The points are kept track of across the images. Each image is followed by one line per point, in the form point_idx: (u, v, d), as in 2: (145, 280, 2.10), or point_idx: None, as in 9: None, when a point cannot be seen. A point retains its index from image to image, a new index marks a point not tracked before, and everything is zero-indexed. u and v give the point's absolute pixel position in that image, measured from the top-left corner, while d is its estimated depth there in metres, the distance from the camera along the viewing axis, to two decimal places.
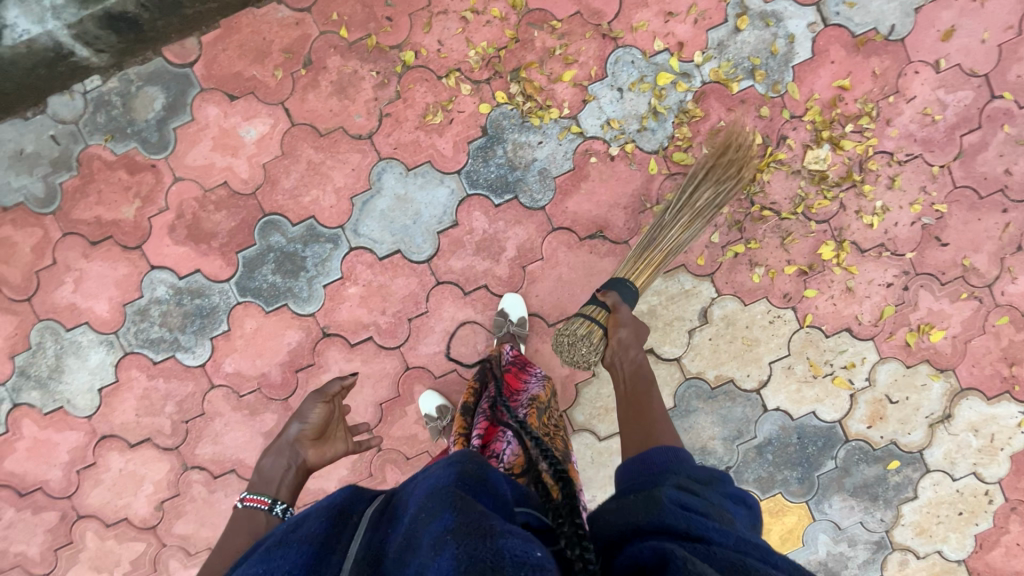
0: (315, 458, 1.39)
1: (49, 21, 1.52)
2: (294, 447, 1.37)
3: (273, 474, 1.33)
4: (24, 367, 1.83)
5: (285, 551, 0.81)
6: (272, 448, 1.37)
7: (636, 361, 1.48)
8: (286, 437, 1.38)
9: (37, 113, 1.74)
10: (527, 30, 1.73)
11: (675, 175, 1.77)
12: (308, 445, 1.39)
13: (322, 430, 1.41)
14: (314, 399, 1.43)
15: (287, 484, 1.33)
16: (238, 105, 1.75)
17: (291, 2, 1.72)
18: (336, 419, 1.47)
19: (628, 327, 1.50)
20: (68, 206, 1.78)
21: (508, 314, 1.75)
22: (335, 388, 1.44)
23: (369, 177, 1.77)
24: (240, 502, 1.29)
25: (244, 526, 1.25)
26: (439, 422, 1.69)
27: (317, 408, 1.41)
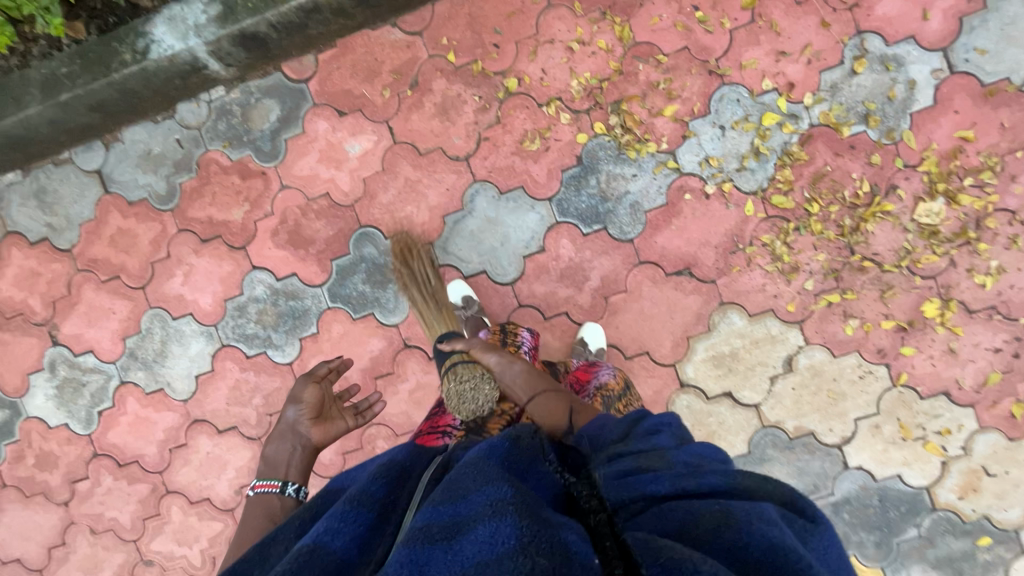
0: (320, 436, 1.51)
1: (191, 39, 1.61)
2: (296, 429, 1.51)
3: (279, 458, 1.45)
4: (133, 349, 1.98)
5: (343, 509, 0.88)
6: (274, 435, 1.50)
7: (516, 374, 1.36)
8: (285, 423, 1.51)
9: (166, 117, 1.89)
10: (631, 63, 1.73)
11: (772, 219, 1.72)
12: (309, 426, 1.51)
13: (319, 409, 1.55)
14: (306, 381, 1.59)
15: (295, 465, 1.45)
16: (346, 121, 1.83)
17: (404, 25, 1.78)
18: (333, 404, 1.60)
19: (492, 350, 1.45)
20: (185, 205, 1.92)
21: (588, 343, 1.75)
22: (321, 371, 1.63)
23: (462, 198, 1.82)
24: (252, 489, 1.40)
25: (259, 511, 1.35)
26: (465, 311, 1.77)
27: (309, 389, 1.56)
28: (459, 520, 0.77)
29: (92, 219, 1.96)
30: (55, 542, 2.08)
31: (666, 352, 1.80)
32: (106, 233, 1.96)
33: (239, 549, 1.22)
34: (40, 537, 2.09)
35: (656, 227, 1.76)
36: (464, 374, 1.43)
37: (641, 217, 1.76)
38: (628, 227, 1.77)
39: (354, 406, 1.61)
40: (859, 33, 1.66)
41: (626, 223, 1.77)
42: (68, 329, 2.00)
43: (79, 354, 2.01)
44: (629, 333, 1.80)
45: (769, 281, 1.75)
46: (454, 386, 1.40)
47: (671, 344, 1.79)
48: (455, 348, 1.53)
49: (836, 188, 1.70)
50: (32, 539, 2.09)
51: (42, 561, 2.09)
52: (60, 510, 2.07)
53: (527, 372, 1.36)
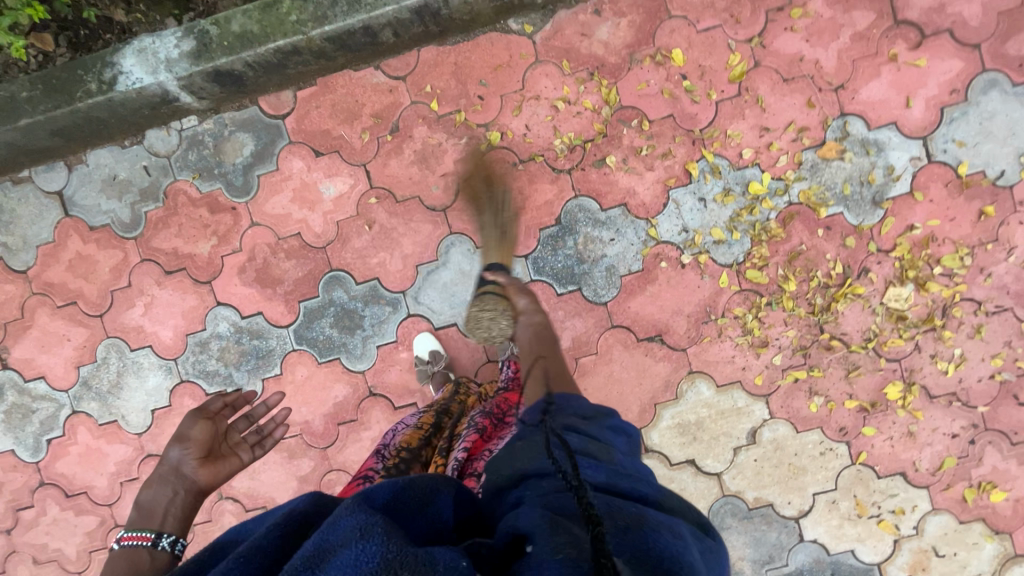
0: (206, 478, 1.27)
1: (161, 73, 1.54)
2: (180, 471, 1.25)
3: (157, 504, 1.20)
4: (87, 378, 1.92)
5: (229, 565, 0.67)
6: (152, 477, 1.23)
7: (534, 323, 1.39)
8: (167, 464, 1.24)
9: (134, 143, 1.82)
10: (616, 126, 1.70)
11: (745, 292, 1.73)
12: (195, 467, 1.26)
13: (209, 447, 1.30)
14: (195, 417, 1.32)
15: (175, 513, 1.20)
16: (322, 161, 1.78)
17: (388, 69, 1.73)
18: (234, 438, 1.38)
19: (525, 294, 1.46)
20: (150, 234, 1.85)
21: None
22: (215, 407, 1.38)
23: (437, 249, 1.79)
24: (115, 542, 1.11)
25: (121, 566, 1.07)
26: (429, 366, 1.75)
27: (199, 425, 1.32)
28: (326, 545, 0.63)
29: (50, 241, 1.88)
30: None
31: (633, 417, 1.79)
32: (65, 258, 1.88)
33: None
34: None
35: (631, 292, 1.75)
36: (489, 303, 1.48)
37: (616, 281, 1.75)
38: (602, 290, 1.75)
39: (252, 438, 1.39)
40: (842, 115, 1.66)
41: (601, 286, 1.75)
42: (19, 353, 1.93)
43: (30, 380, 1.93)
44: (597, 396, 1.79)
45: (739, 354, 1.76)
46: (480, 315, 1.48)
47: (638, 410, 1.79)
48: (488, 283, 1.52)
49: (810, 267, 1.71)
50: None
51: None
52: (1, 537, 2.00)
53: (545, 323, 1.39)
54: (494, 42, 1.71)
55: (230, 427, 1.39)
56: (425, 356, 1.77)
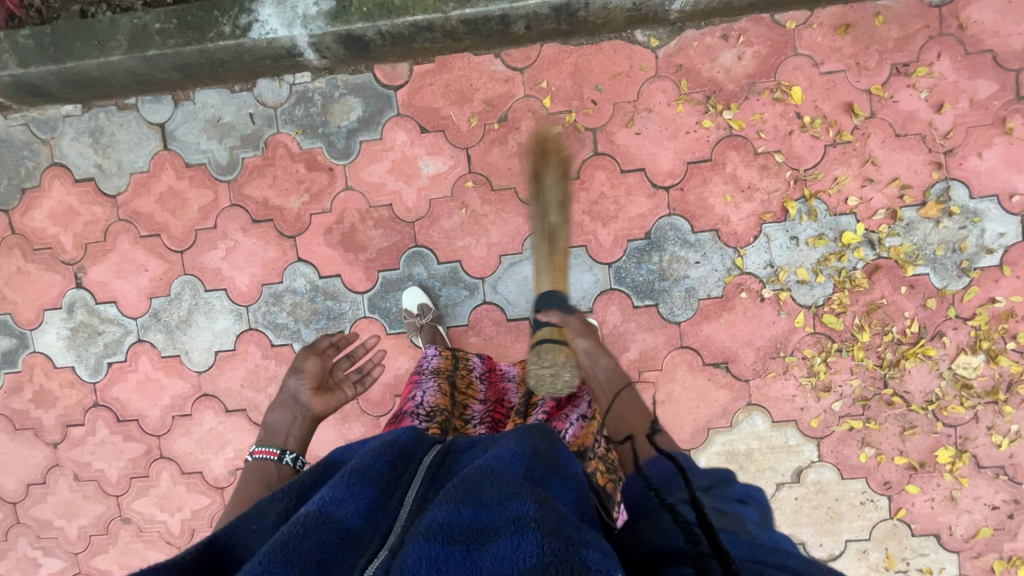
0: (320, 406, 1.38)
1: (296, 28, 1.55)
2: (297, 398, 1.38)
3: (280, 426, 1.32)
4: (157, 310, 1.95)
5: (347, 479, 0.82)
6: (275, 402, 1.36)
7: (609, 367, 1.33)
8: (286, 391, 1.38)
9: (243, 89, 1.83)
10: (722, 153, 1.72)
11: (818, 335, 1.76)
12: (310, 397, 1.38)
13: (320, 380, 1.43)
14: (307, 354, 1.46)
15: (295, 435, 1.31)
16: (426, 138, 1.80)
17: (508, 59, 1.75)
18: (338, 375, 1.49)
19: (585, 336, 1.39)
20: (244, 181, 1.87)
21: None
22: (323, 345, 1.52)
23: (523, 242, 1.81)
24: (251, 455, 1.26)
25: (254, 477, 1.20)
26: (418, 319, 1.80)
27: (311, 359, 1.45)
28: (478, 527, 0.72)
29: (145, 171, 1.90)
30: (36, 480, 2.06)
31: (685, 437, 1.83)
32: (156, 189, 1.90)
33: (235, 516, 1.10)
34: (21, 472, 2.06)
35: (706, 316, 1.78)
36: (548, 357, 1.33)
37: (694, 303, 1.77)
38: (678, 309, 1.78)
39: (354, 376, 1.49)
40: (947, 179, 1.68)
41: (677, 305, 1.78)
42: (95, 275, 1.96)
43: (101, 303, 1.97)
44: (653, 411, 1.83)
45: (800, 394, 1.79)
46: (542, 369, 1.30)
47: (691, 431, 1.82)
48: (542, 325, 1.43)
49: (886, 321, 1.73)
50: (12, 472, 2.07)
51: (20, 495, 2.07)
52: (47, 450, 2.05)
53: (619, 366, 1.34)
54: (618, 50, 1.72)
55: (335, 364, 1.51)
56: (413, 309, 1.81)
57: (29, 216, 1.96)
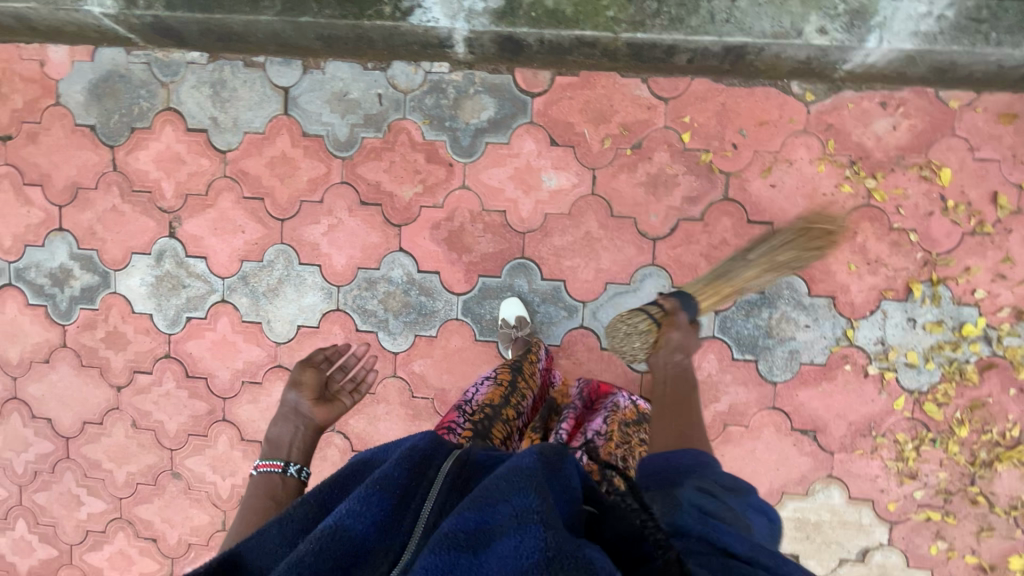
0: (320, 417, 1.32)
1: (459, 20, 1.51)
2: (298, 410, 1.32)
3: (282, 440, 1.27)
4: (247, 274, 1.92)
5: (365, 493, 0.84)
6: (276, 417, 1.31)
7: (681, 364, 1.49)
8: (286, 404, 1.32)
9: (377, 68, 1.79)
10: (855, 220, 1.68)
11: (915, 420, 1.72)
12: (311, 407, 1.32)
13: (320, 390, 1.36)
14: (303, 366, 1.37)
15: (298, 446, 1.27)
16: (555, 151, 1.76)
17: (655, 86, 1.70)
18: (334, 386, 1.39)
19: (678, 334, 1.51)
20: (359, 160, 1.83)
21: None
22: (321, 358, 1.42)
23: (633, 273, 1.77)
24: (254, 469, 1.22)
25: (261, 489, 1.18)
26: (513, 331, 1.80)
27: (307, 369, 1.37)
28: (484, 529, 0.76)
29: (260, 133, 1.86)
30: (94, 419, 2.05)
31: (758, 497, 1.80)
32: (267, 153, 1.87)
33: (245, 536, 1.08)
34: (79, 409, 2.05)
35: (804, 382, 1.74)
36: (636, 327, 1.58)
37: (794, 365, 1.74)
38: (777, 369, 1.75)
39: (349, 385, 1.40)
40: None
41: (777, 365, 1.75)
42: (191, 228, 1.92)
43: (191, 256, 1.93)
44: (730, 465, 1.80)
45: (883, 475, 1.75)
46: (622, 324, 1.77)
47: (765, 492, 1.80)
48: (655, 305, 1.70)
49: (987, 420, 1.70)
50: (71, 407, 2.05)
51: (74, 431, 2.06)
52: (109, 391, 2.03)
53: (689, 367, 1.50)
54: (770, 97, 1.67)
55: (330, 377, 1.40)
56: (511, 321, 1.80)
57: (134, 156, 1.92)
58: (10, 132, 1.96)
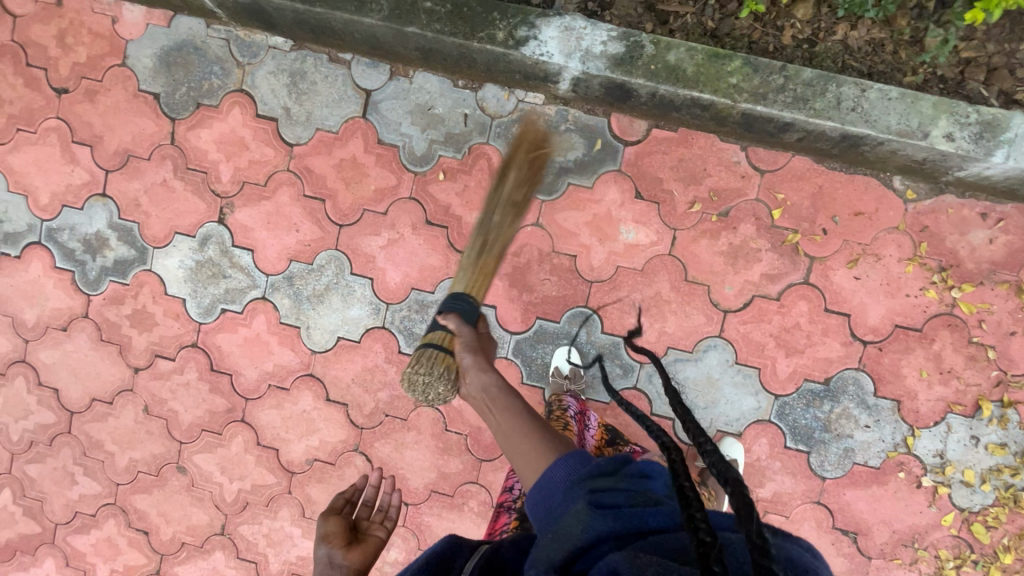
0: (359, 561, 1.23)
1: (574, 60, 1.43)
2: (332, 561, 1.21)
3: None
4: (293, 275, 1.82)
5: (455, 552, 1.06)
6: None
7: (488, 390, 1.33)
8: (318, 561, 1.23)
9: (468, 87, 1.71)
10: (934, 327, 1.63)
11: (960, 539, 1.67)
12: (344, 554, 1.22)
13: (348, 536, 1.28)
14: (325, 514, 1.33)
15: None
16: (638, 205, 1.69)
17: (753, 155, 1.64)
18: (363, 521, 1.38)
19: (472, 351, 1.38)
20: (433, 179, 1.75)
21: (720, 452, 1.67)
22: (340, 502, 1.38)
23: (697, 343, 1.71)
24: None
25: None
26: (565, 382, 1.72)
27: (331, 519, 1.31)
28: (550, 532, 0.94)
29: (333, 132, 1.78)
30: (104, 397, 1.94)
31: None
32: (337, 154, 1.78)
33: None
34: (90, 384, 1.94)
35: (854, 482, 1.69)
36: (426, 363, 1.38)
37: (847, 464, 1.68)
38: (829, 465, 1.69)
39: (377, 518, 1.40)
40: None
41: (829, 461, 1.69)
42: (243, 217, 1.83)
43: (238, 247, 1.84)
44: None
45: None
46: (416, 377, 1.37)
47: None
48: (436, 330, 1.44)
49: None
50: (82, 381, 1.94)
51: (80, 407, 1.95)
52: (126, 371, 1.92)
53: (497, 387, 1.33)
54: (869, 188, 1.62)
55: (354, 517, 1.38)
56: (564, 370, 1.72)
57: (195, 133, 1.82)
58: (67, 86, 1.85)
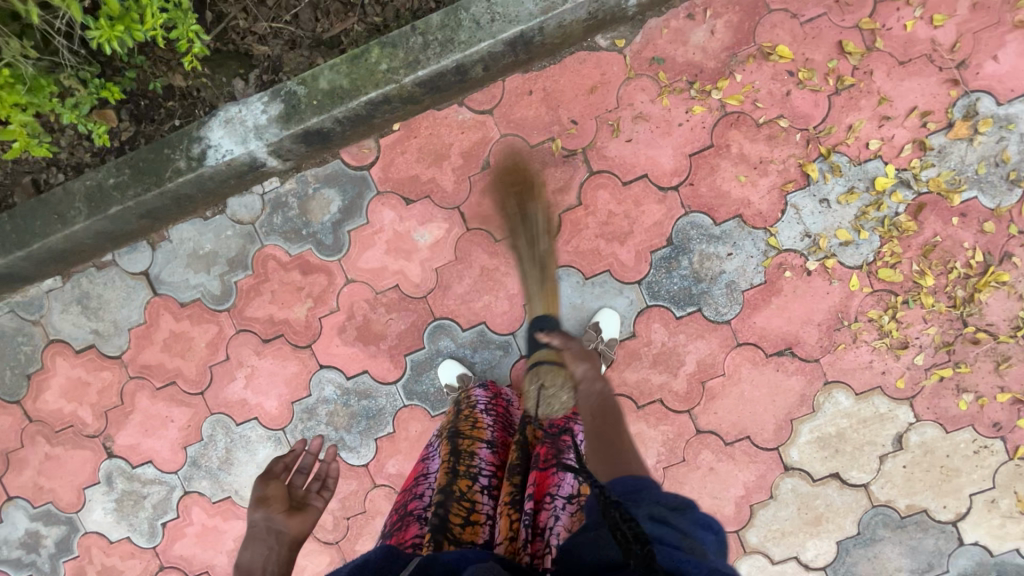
0: (298, 526, 1.20)
1: (251, 141, 1.47)
2: (271, 527, 1.17)
3: (252, 565, 1.09)
4: (195, 458, 1.86)
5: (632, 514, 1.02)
6: (245, 541, 1.15)
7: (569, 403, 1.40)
8: (257, 525, 1.18)
9: (216, 213, 1.75)
10: (722, 134, 1.61)
11: (878, 293, 1.63)
12: (285, 520, 1.20)
13: (288, 501, 1.26)
14: (264, 480, 1.29)
15: (273, 567, 1.09)
16: (414, 209, 1.71)
17: (473, 104, 1.65)
18: (301, 492, 1.33)
19: (584, 360, 1.48)
20: (243, 303, 1.79)
21: (601, 330, 1.66)
22: (280, 468, 1.35)
23: (544, 285, 1.70)
24: None
25: None
26: None
27: (272, 484, 1.28)
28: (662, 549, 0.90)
29: (142, 323, 1.83)
30: None
31: (770, 436, 1.71)
32: (158, 338, 1.83)
33: None
34: None
35: (755, 307, 1.66)
36: (549, 376, 1.45)
37: (738, 297, 1.66)
38: (724, 308, 1.67)
39: (315, 485, 1.35)
40: (969, 93, 1.55)
41: (722, 304, 1.67)
42: (124, 440, 1.88)
43: (138, 465, 1.89)
44: (728, 419, 1.71)
45: (877, 358, 1.66)
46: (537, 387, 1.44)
47: (774, 428, 1.71)
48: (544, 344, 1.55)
49: (947, 258, 1.60)
50: None
51: None
52: None
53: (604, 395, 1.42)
54: (583, 61, 1.62)
55: (292, 484, 1.34)
56: (456, 381, 1.69)
57: (42, 400, 1.89)
58: None
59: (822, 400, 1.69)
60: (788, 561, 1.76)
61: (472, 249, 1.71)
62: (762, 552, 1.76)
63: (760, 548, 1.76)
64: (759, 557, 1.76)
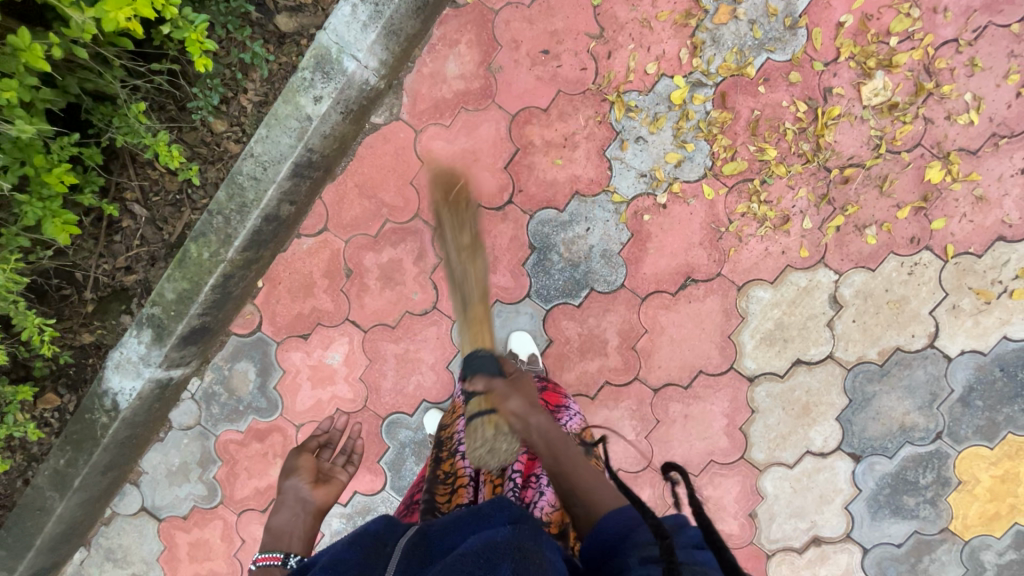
0: (323, 496, 1.29)
1: (144, 371, 1.66)
2: (301, 497, 1.27)
3: (284, 527, 1.21)
4: None
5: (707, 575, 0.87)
6: (277, 506, 1.27)
7: (538, 427, 1.10)
8: (286, 491, 1.29)
9: (168, 430, 1.93)
10: (522, 134, 1.68)
11: (735, 188, 1.64)
12: (311, 489, 1.29)
13: (316, 471, 1.35)
14: (299, 453, 1.41)
15: (301, 534, 1.21)
16: (314, 339, 1.83)
17: (308, 230, 1.78)
18: (327, 465, 1.41)
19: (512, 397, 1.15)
20: (230, 490, 1.93)
21: (519, 353, 1.69)
22: (314, 445, 1.45)
23: (453, 340, 1.78)
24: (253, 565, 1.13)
25: None
26: None
27: (303, 457, 1.38)
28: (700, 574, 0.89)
29: (162, 549, 1.97)
30: None
31: (719, 360, 1.72)
32: (181, 554, 1.97)
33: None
34: None
35: (637, 259, 1.70)
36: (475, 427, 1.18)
37: (617, 260, 1.70)
38: (611, 276, 1.71)
39: (341, 459, 1.43)
40: None
41: (608, 273, 1.71)
42: None
43: None
44: (675, 364, 1.73)
45: (770, 241, 1.66)
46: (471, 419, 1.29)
47: (719, 351, 1.72)
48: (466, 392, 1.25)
49: (776, 123, 1.60)
50: None
51: None
52: None
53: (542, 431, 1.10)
54: (374, 144, 1.72)
55: (319, 459, 1.43)
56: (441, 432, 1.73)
57: None
58: None
59: (745, 305, 1.69)
60: (805, 457, 1.73)
61: (376, 342, 1.81)
62: (778, 462, 1.73)
63: (773, 459, 1.73)
64: (777, 468, 1.73)
